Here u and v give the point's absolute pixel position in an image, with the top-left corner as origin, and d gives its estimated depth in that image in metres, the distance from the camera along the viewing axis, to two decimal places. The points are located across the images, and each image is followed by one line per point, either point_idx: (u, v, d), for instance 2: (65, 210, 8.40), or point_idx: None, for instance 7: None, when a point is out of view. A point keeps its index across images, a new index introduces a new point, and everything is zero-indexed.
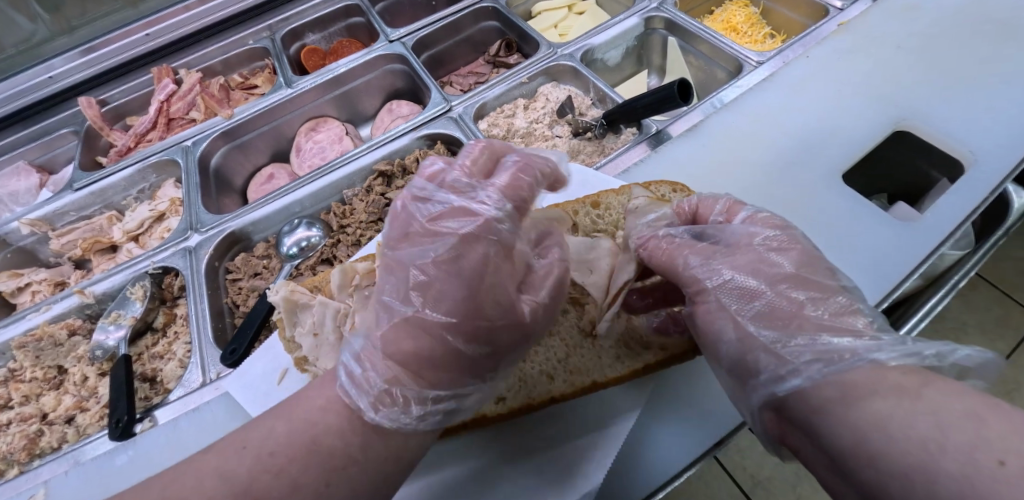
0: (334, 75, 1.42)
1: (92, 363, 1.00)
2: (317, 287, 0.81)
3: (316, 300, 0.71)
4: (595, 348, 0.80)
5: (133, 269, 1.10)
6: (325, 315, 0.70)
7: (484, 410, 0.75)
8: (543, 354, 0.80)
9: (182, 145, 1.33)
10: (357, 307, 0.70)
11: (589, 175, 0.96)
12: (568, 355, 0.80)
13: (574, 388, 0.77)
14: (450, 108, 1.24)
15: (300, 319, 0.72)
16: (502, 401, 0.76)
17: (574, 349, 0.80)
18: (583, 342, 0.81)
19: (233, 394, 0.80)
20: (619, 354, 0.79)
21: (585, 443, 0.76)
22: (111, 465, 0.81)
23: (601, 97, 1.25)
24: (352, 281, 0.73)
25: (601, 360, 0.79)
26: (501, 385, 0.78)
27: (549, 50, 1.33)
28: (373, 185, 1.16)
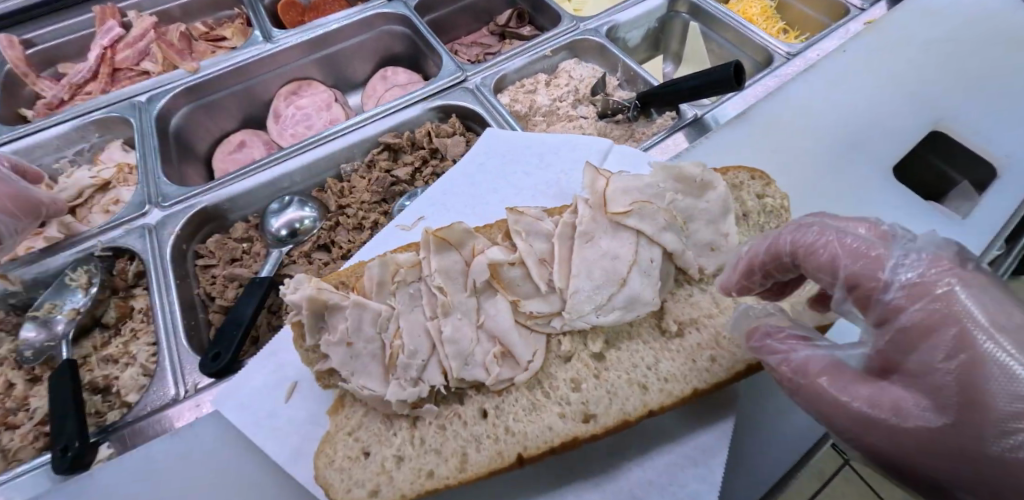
0: (322, 31, 1.23)
1: (22, 368, 0.80)
2: (345, 284, 0.66)
3: (350, 300, 0.56)
4: (684, 351, 0.63)
5: (74, 250, 0.90)
6: (362, 319, 0.56)
7: (572, 430, 0.58)
8: (627, 361, 0.62)
9: (135, 100, 1.11)
10: (403, 310, 0.57)
11: (642, 161, 0.85)
12: (658, 359, 0.62)
13: (676, 400, 0.60)
14: (465, 78, 1.10)
15: (329, 324, 0.56)
16: (592, 419, 0.59)
17: (661, 352, 0.63)
18: (668, 343, 0.64)
19: (228, 414, 0.63)
20: (718, 353, 0.62)
21: (695, 465, 0.59)
22: None
23: (629, 77, 1.15)
24: (394, 276, 0.58)
25: (695, 363, 0.62)
26: (587, 397, 0.60)
27: (571, 23, 1.21)
28: (377, 159, 1.01)
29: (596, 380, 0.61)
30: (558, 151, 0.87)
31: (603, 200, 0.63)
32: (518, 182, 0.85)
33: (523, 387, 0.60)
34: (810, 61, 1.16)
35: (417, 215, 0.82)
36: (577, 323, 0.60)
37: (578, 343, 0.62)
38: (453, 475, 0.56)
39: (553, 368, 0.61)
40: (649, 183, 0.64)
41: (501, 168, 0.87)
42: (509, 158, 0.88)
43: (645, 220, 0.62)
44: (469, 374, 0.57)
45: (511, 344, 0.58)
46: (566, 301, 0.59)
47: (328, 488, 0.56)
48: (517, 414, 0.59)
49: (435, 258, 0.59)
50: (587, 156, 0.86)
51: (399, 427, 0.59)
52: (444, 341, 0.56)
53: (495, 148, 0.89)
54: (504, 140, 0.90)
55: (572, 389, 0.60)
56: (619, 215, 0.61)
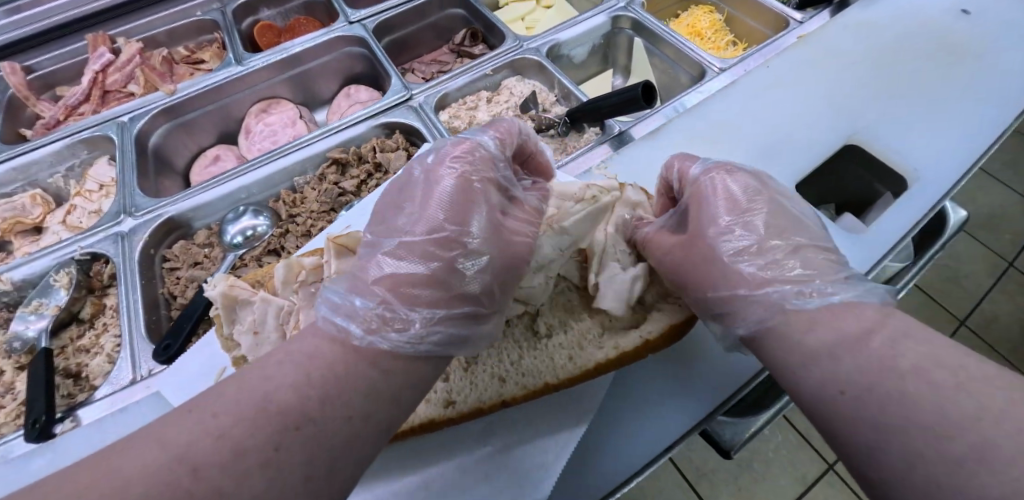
0: (289, 53, 1.35)
1: (10, 356, 0.94)
2: (259, 281, 0.78)
3: (258, 297, 0.69)
4: (547, 350, 0.78)
5: (58, 254, 1.03)
6: (266, 313, 0.68)
7: (437, 414, 0.74)
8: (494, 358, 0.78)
9: (119, 120, 1.24)
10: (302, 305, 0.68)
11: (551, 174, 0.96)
12: (521, 357, 0.78)
13: (525, 392, 0.75)
14: (411, 97, 1.20)
15: (239, 315, 0.70)
16: (452, 404, 0.75)
17: (526, 350, 0.79)
18: (536, 343, 0.79)
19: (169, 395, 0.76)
20: (571, 355, 0.77)
21: (547, 452, 0.74)
22: (27, 469, 0.75)
23: (565, 93, 1.24)
24: (296, 276, 0.70)
25: (552, 361, 0.77)
26: (453, 388, 0.76)
27: (515, 43, 1.30)
28: (326, 173, 1.11)
29: (466, 372, 0.78)
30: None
31: None
32: None
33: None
34: (737, 76, 1.25)
35: (344, 225, 0.94)
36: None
37: None
38: None
39: None
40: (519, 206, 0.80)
41: None
42: None
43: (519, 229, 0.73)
44: None
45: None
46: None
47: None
48: None
49: (334, 261, 0.69)
50: None
51: None
52: None
53: None
54: None
55: (444, 381, 0.77)
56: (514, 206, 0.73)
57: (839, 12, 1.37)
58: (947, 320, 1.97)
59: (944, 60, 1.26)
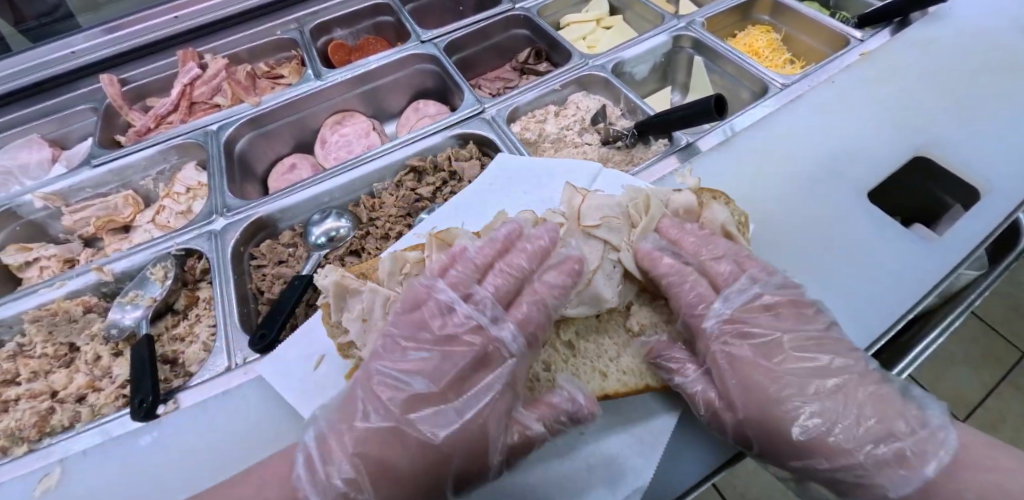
0: (364, 69, 1.43)
1: (107, 342, 1.00)
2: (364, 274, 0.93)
3: (366, 288, 0.81)
4: (642, 350, 0.86)
5: (155, 249, 1.09)
6: (374, 302, 0.80)
7: None
8: (593, 352, 0.86)
9: (207, 128, 1.33)
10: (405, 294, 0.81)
11: (626, 181, 1.05)
12: (619, 355, 0.86)
13: (628, 387, 0.82)
14: (483, 110, 1.25)
15: (348, 304, 0.82)
16: (557, 397, 0.82)
17: (622, 349, 0.87)
18: (630, 339, 0.88)
19: (269, 380, 0.83)
20: (669, 356, 0.85)
21: (642, 442, 0.79)
22: (136, 446, 0.80)
23: (631, 108, 1.27)
24: (401, 269, 0.85)
25: (650, 361, 0.84)
26: (554, 376, 0.84)
27: (581, 60, 1.35)
28: (403, 180, 1.17)
29: (565, 364, 0.85)
30: (552, 176, 1.08)
31: (579, 214, 0.89)
32: (518, 199, 1.06)
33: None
34: (800, 91, 1.26)
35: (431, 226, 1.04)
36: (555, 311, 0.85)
37: (554, 335, 0.87)
38: None
39: (530, 355, 0.87)
40: (615, 203, 0.91)
41: (507, 187, 1.07)
42: (514, 181, 1.08)
43: (611, 231, 0.88)
44: None
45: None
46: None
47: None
48: None
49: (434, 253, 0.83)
50: (582, 176, 1.07)
51: None
52: None
53: (503, 170, 1.10)
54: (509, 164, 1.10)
55: (543, 369, 0.85)
56: (591, 226, 0.87)
57: (900, 31, 1.38)
58: (1007, 351, 1.90)
59: (1011, 75, 1.26)
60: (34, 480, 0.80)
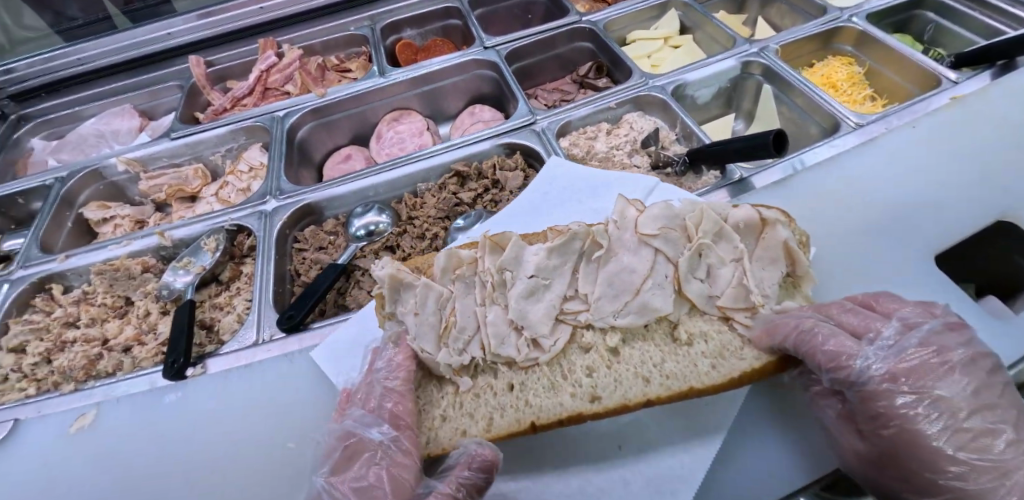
0: (425, 71, 1.46)
1: (158, 300, 1.08)
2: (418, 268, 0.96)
3: (419, 282, 0.84)
4: (688, 357, 0.84)
5: (211, 222, 1.17)
6: (427, 297, 0.84)
7: (583, 407, 0.82)
8: (638, 358, 0.85)
9: (275, 114, 1.41)
10: (459, 293, 0.85)
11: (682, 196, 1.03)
12: (664, 360, 0.85)
13: (671, 393, 0.81)
14: (534, 121, 1.25)
15: (401, 296, 0.86)
16: (599, 400, 0.83)
17: (667, 355, 0.85)
18: (676, 348, 0.86)
19: (318, 362, 0.88)
20: (714, 363, 0.83)
21: (682, 454, 0.79)
22: (162, 400, 0.88)
23: (686, 134, 1.22)
24: (454, 267, 0.88)
25: (695, 368, 0.83)
26: (597, 381, 0.84)
27: (641, 79, 1.32)
28: (447, 183, 1.18)
29: (609, 369, 0.85)
30: (612, 188, 1.07)
31: (636, 223, 0.87)
32: (572, 208, 1.05)
33: (548, 366, 0.86)
34: (875, 133, 1.16)
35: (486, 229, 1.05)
36: (600, 321, 0.85)
37: (599, 338, 0.86)
38: (485, 431, 0.83)
39: (574, 355, 0.87)
40: (673, 213, 0.87)
41: (562, 196, 1.07)
42: (568, 190, 1.08)
43: (666, 243, 0.84)
44: (504, 351, 0.83)
45: (535, 327, 0.83)
46: (591, 302, 0.85)
47: (422, 442, 0.83)
48: (538, 390, 0.85)
49: (489, 256, 0.86)
50: (638, 189, 1.05)
51: (446, 392, 0.87)
52: (487, 323, 0.83)
53: (556, 177, 1.10)
54: (563, 172, 1.11)
55: (585, 374, 0.85)
56: (648, 235, 0.84)
57: (1005, 76, 1.24)
58: None
59: None
60: (70, 417, 0.89)
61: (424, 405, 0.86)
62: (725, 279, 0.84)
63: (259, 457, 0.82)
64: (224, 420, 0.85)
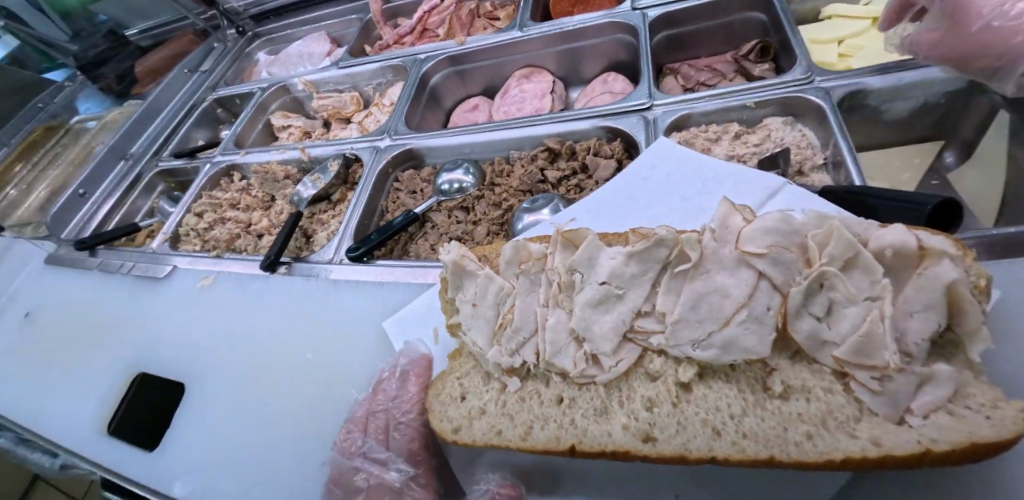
0: (563, 29, 1.37)
1: (291, 204, 1.29)
2: (485, 257, 0.77)
3: (483, 272, 0.68)
4: (776, 418, 0.59)
5: (340, 147, 1.35)
6: (488, 289, 0.67)
7: (627, 443, 0.61)
8: (711, 401, 0.61)
9: (417, 57, 1.50)
10: (521, 290, 0.66)
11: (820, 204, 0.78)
12: (744, 413, 0.60)
13: (742, 459, 0.58)
14: (650, 107, 1.10)
15: (464, 285, 0.70)
16: (652, 441, 0.61)
17: (750, 407, 0.60)
18: (765, 401, 0.60)
19: (389, 331, 0.83)
20: (812, 433, 0.57)
21: None
22: (253, 285, 1.08)
23: (838, 160, 0.91)
24: (522, 261, 0.68)
25: (783, 432, 0.58)
26: (657, 419, 0.62)
27: (804, 75, 1.02)
28: (537, 156, 1.13)
29: (672, 409, 0.62)
30: (724, 182, 0.85)
31: (737, 236, 0.60)
32: (670, 203, 0.86)
33: (603, 388, 0.64)
34: None
35: (570, 217, 0.91)
36: (675, 349, 0.60)
37: (670, 367, 0.62)
38: (517, 440, 0.65)
39: (637, 382, 0.64)
40: (793, 230, 0.58)
41: (662, 184, 0.88)
42: (671, 178, 0.89)
43: (776, 266, 0.57)
44: (559, 362, 0.63)
45: (594, 341, 0.62)
46: (668, 324, 0.60)
47: (430, 411, 0.71)
48: (586, 412, 0.64)
49: (557, 254, 0.65)
50: (754, 189, 0.82)
51: (492, 387, 0.70)
52: (546, 327, 0.63)
53: (656, 162, 0.92)
54: (669, 156, 0.92)
55: (645, 407, 0.63)
56: (750, 254, 0.57)
57: None
58: None
59: None
60: (202, 277, 1.17)
61: (451, 380, 0.72)
62: (857, 322, 0.54)
63: (303, 356, 0.93)
64: (281, 320, 1.00)
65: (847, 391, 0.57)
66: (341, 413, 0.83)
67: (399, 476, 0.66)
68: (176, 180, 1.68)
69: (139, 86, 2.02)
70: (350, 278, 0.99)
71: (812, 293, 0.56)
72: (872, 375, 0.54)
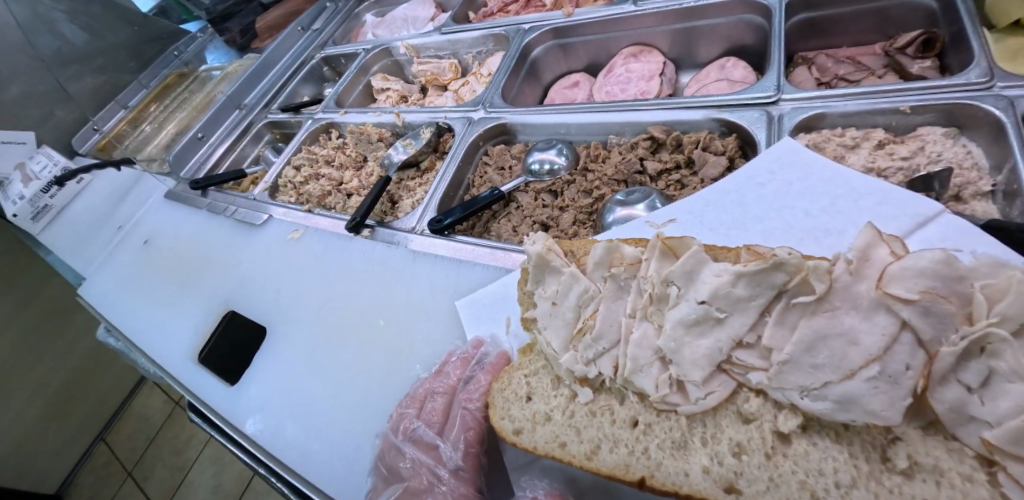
0: (683, 5, 1.24)
1: (381, 168, 1.31)
2: (571, 251, 0.72)
3: (568, 269, 0.63)
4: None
5: (433, 115, 1.34)
6: (570, 288, 0.62)
7: (707, 490, 0.54)
8: (813, 461, 0.52)
9: (521, 27, 1.44)
10: (606, 295, 0.61)
11: (989, 245, 0.63)
12: (855, 484, 0.50)
13: None
14: (777, 101, 0.96)
15: (545, 280, 0.65)
16: (736, 492, 0.54)
17: (864, 478, 0.50)
18: (883, 475, 0.50)
19: (461, 313, 0.81)
20: None
21: None
22: (339, 244, 1.12)
23: (1013, 189, 0.74)
24: (613, 264, 0.62)
25: None
26: (743, 468, 0.54)
27: (981, 77, 0.83)
28: (638, 144, 1.04)
29: (765, 461, 0.54)
30: (861, 201, 0.72)
31: (879, 273, 0.49)
32: (790, 216, 0.75)
33: (684, 419, 0.57)
34: None
35: (669, 217, 0.83)
36: (777, 391, 0.53)
37: (768, 411, 0.54)
38: (582, 457, 0.61)
39: (726, 421, 0.56)
40: (957, 278, 0.46)
41: (782, 193, 0.77)
42: (795, 188, 0.77)
43: (926, 317, 0.46)
44: (638, 381, 0.58)
45: (682, 365, 0.55)
46: (772, 363, 0.52)
47: (493, 404, 0.68)
48: (663, 443, 0.58)
49: (653, 262, 0.58)
50: (900, 214, 0.69)
51: (561, 392, 0.66)
52: (629, 342, 0.58)
53: (778, 167, 0.80)
54: (796, 161, 0.79)
55: (731, 452, 0.55)
56: (893, 298, 0.47)
57: None
58: None
59: None
60: (293, 229, 1.22)
61: (517, 376, 0.69)
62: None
63: (375, 323, 0.94)
64: (360, 282, 1.02)
65: (993, 484, 0.46)
66: (404, 387, 0.84)
67: (448, 467, 0.65)
68: (280, 132, 1.77)
69: (258, 41, 2.14)
70: (430, 251, 0.98)
71: (969, 358, 0.45)
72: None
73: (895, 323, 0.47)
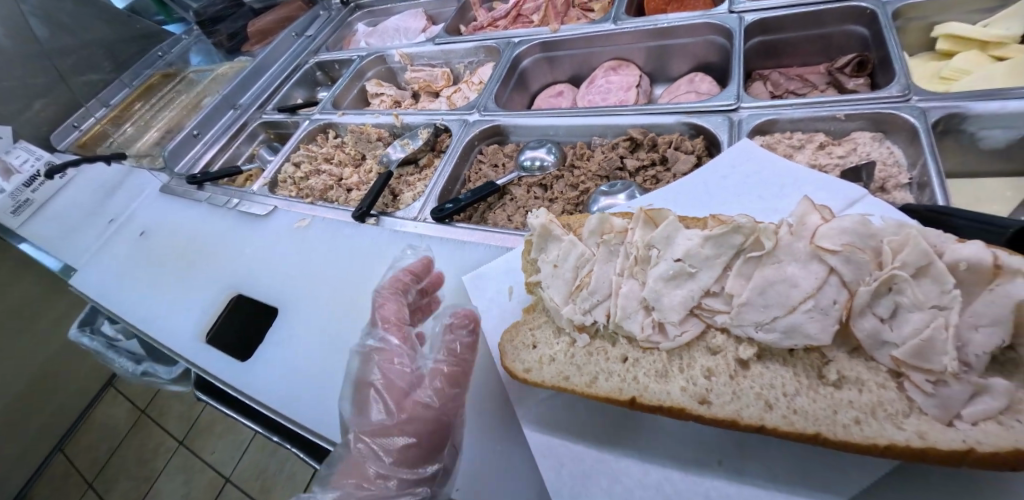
0: (656, 26, 1.40)
1: (380, 164, 1.40)
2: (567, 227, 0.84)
3: (567, 238, 0.75)
4: (828, 401, 0.62)
5: (429, 117, 1.45)
6: (569, 253, 0.74)
7: (683, 402, 0.66)
8: (766, 378, 0.66)
9: (511, 40, 1.58)
10: (599, 257, 0.73)
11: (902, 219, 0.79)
12: (798, 393, 0.64)
13: (791, 430, 0.61)
14: (737, 109, 1.12)
15: (547, 248, 0.77)
16: (706, 403, 0.66)
17: (805, 388, 0.64)
18: (819, 387, 0.64)
19: (467, 285, 0.91)
20: (862, 417, 0.60)
21: None
22: (345, 230, 1.20)
23: (924, 183, 0.90)
24: (604, 232, 0.74)
25: (833, 414, 0.61)
26: (712, 386, 0.67)
27: (902, 92, 1.00)
28: (618, 144, 1.18)
29: (729, 379, 0.67)
30: (803, 187, 0.87)
31: (813, 232, 0.63)
32: (749, 201, 0.89)
33: (664, 353, 0.70)
34: None
35: (648, 203, 0.96)
36: (737, 328, 0.66)
37: (732, 343, 0.67)
38: (582, 385, 0.72)
39: (698, 353, 0.69)
40: (870, 234, 0.60)
41: (742, 182, 0.92)
42: (753, 178, 0.91)
43: (848, 264, 0.60)
44: (626, 326, 0.70)
45: (662, 310, 0.68)
46: (733, 306, 0.65)
47: (501, 354, 0.79)
48: (648, 372, 0.70)
49: (638, 230, 0.70)
50: (836, 198, 0.84)
51: (563, 339, 0.78)
52: (619, 294, 0.70)
53: (738, 161, 0.95)
54: (753, 156, 0.94)
55: (703, 375, 0.68)
56: (823, 250, 0.61)
57: None
58: None
59: None
60: (299, 218, 1.30)
61: (524, 330, 0.80)
62: (920, 326, 0.57)
63: None
64: (368, 262, 1.11)
65: (899, 389, 0.60)
66: None
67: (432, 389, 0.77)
68: (275, 132, 1.84)
69: (248, 44, 2.20)
70: (435, 236, 1.08)
71: (879, 294, 0.59)
72: (927, 378, 0.57)
73: (825, 270, 0.61)
